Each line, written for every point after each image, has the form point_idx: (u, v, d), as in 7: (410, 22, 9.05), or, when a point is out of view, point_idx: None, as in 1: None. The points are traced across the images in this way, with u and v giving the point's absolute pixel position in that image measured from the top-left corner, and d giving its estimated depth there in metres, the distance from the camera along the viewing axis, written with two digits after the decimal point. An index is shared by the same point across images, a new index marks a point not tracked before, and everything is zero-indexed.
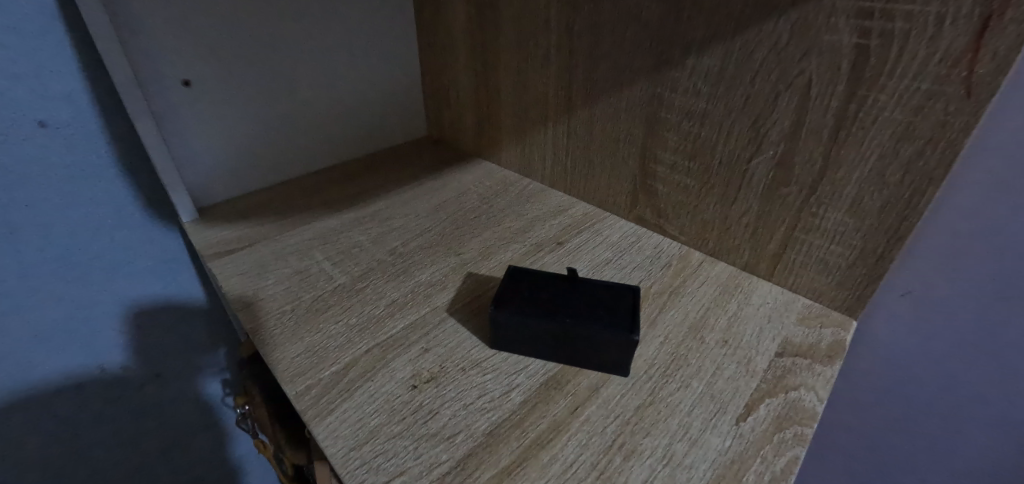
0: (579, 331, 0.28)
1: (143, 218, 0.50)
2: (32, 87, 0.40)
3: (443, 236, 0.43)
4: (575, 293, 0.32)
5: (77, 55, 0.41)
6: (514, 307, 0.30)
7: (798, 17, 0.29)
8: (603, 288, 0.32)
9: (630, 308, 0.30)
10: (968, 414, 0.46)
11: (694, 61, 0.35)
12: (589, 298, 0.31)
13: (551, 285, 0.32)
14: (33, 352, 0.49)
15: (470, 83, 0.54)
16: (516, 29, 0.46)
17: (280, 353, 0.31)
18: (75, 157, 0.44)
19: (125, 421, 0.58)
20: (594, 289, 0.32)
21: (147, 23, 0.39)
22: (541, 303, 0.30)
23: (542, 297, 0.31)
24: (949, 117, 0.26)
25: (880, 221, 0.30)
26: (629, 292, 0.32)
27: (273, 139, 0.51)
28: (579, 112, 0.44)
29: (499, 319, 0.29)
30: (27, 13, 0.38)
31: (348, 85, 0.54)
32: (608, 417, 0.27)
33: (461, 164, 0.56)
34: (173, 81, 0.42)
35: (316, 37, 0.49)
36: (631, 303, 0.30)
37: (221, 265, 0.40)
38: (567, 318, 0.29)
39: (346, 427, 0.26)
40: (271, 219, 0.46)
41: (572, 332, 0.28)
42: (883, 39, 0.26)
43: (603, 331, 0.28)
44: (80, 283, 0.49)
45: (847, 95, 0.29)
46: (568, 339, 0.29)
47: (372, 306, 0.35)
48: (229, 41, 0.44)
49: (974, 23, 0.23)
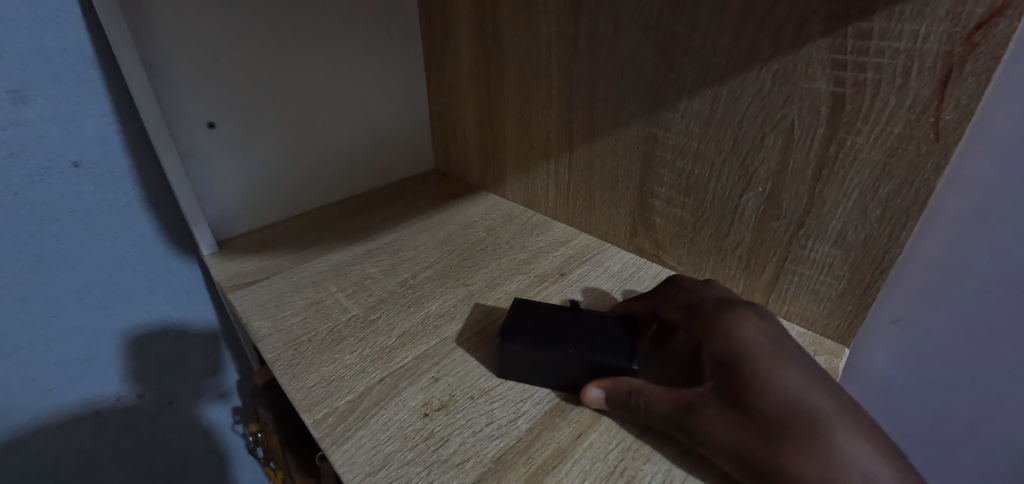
0: (587, 365, 0.30)
1: (163, 250, 0.52)
2: (69, 131, 0.43)
3: (451, 267, 0.45)
4: (577, 323, 0.33)
5: (111, 102, 0.44)
6: (520, 337, 0.32)
7: (779, 67, 0.32)
8: (605, 318, 0.34)
9: (631, 338, 0.32)
10: (957, 431, 0.49)
11: (685, 104, 0.37)
12: (591, 328, 0.33)
13: (554, 314, 0.34)
14: (54, 380, 0.51)
15: (476, 121, 0.57)
16: (519, 73, 0.49)
17: (297, 383, 0.33)
18: (104, 194, 0.47)
19: (136, 449, 0.59)
20: (596, 319, 0.34)
21: (177, 71, 0.42)
22: (545, 332, 0.32)
23: (547, 327, 0.33)
24: (921, 158, 0.28)
25: (864, 253, 0.32)
26: (631, 322, 0.33)
27: (289, 175, 0.54)
28: (579, 149, 0.47)
29: (504, 349, 0.31)
30: (69, 65, 0.41)
31: (360, 124, 0.57)
32: (610, 443, 0.28)
33: (468, 197, 0.59)
34: (199, 123, 0.45)
35: (332, 80, 0.53)
36: (635, 334, 0.32)
37: (239, 297, 0.42)
38: (569, 348, 0.30)
39: (362, 454, 0.28)
40: (287, 252, 0.49)
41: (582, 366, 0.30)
42: (857, 88, 0.29)
43: (610, 365, 0.29)
44: (102, 313, 0.51)
45: (827, 138, 0.31)
46: (576, 373, 0.30)
47: (384, 337, 0.36)
48: (250, 84, 0.47)
49: (938, 74, 0.26)
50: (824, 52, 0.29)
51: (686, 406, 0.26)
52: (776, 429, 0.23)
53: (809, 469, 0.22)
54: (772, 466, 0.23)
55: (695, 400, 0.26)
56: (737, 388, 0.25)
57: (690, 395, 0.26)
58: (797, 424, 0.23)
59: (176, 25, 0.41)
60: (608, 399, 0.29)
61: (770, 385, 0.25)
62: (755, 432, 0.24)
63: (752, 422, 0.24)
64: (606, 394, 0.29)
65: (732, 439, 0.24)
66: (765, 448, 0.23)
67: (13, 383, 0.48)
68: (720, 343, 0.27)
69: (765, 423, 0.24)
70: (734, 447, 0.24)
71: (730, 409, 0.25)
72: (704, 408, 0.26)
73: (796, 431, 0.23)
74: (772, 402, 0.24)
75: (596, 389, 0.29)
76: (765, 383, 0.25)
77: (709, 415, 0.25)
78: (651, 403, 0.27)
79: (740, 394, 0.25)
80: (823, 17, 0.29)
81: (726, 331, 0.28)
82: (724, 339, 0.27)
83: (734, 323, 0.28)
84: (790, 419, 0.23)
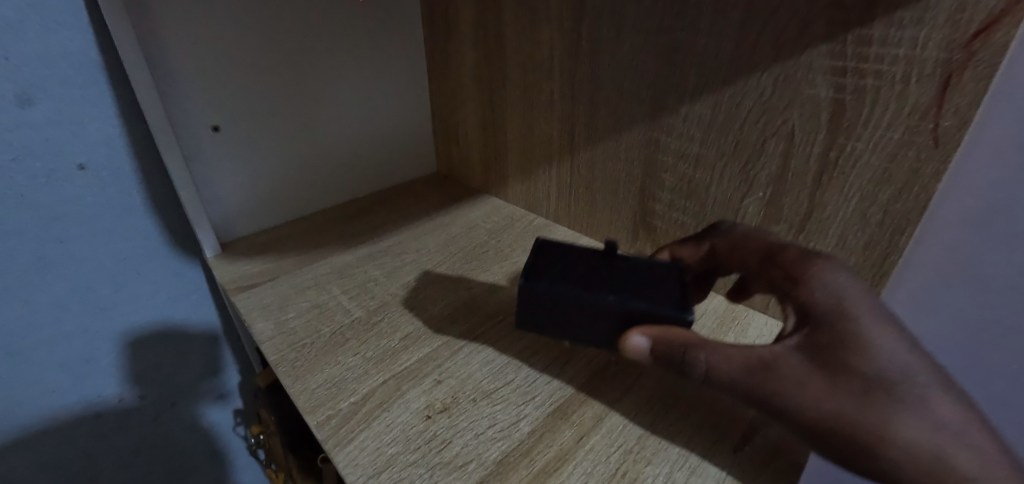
0: (627, 312, 0.29)
1: (167, 252, 0.53)
2: (75, 134, 0.43)
3: (453, 270, 0.45)
4: (615, 269, 0.33)
5: (118, 105, 0.45)
6: (557, 283, 0.31)
7: (779, 73, 0.32)
8: (648, 266, 0.33)
9: (677, 284, 0.31)
10: None
11: (686, 109, 0.38)
12: (631, 275, 0.32)
13: (595, 260, 0.34)
14: (57, 382, 0.51)
15: (478, 125, 0.57)
16: (521, 76, 0.49)
17: (300, 384, 0.33)
18: (109, 196, 0.47)
19: (138, 450, 0.59)
20: (636, 266, 0.33)
21: (182, 75, 0.43)
22: (583, 278, 0.32)
23: (585, 273, 0.32)
24: (921, 163, 0.28)
25: (864, 257, 0.32)
26: (676, 270, 0.32)
27: (293, 177, 0.54)
28: (581, 153, 0.47)
29: (541, 292, 0.31)
30: (75, 69, 0.42)
31: (363, 127, 0.57)
32: (612, 445, 0.28)
33: (469, 200, 0.59)
34: (204, 126, 0.45)
35: (336, 83, 0.53)
36: (681, 283, 0.31)
37: (242, 299, 0.42)
38: (609, 294, 0.30)
39: (365, 456, 0.28)
40: (290, 254, 0.49)
41: (621, 312, 0.30)
42: (856, 94, 0.29)
43: (652, 313, 0.29)
44: (105, 314, 0.51)
45: (828, 143, 0.31)
46: (616, 319, 0.30)
47: (387, 339, 0.37)
48: (255, 87, 0.47)
49: (937, 81, 0.26)
50: (825, 58, 0.30)
51: (765, 366, 0.24)
52: (875, 394, 0.22)
53: (904, 440, 0.22)
54: (864, 431, 0.22)
55: (772, 356, 0.25)
56: (830, 350, 0.24)
57: (771, 355, 0.25)
58: (897, 390, 0.22)
59: (181, 30, 0.41)
60: (657, 351, 0.27)
61: (867, 342, 0.23)
62: (850, 396, 0.22)
63: (847, 386, 0.23)
64: (653, 344, 0.27)
65: (820, 401, 0.23)
66: (860, 413, 0.22)
67: (17, 384, 0.48)
68: (811, 293, 0.26)
69: (864, 387, 0.22)
70: (821, 412, 0.23)
71: (820, 369, 0.23)
72: (788, 365, 0.24)
73: (894, 398, 0.22)
74: (871, 365, 0.23)
75: (640, 336, 0.28)
76: (862, 345, 0.23)
77: (794, 376, 0.24)
78: (723, 363, 0.25)
79: (833, 354, 0.24)
80: (824, 24, 0.29)
81: (814, 278, 0.27)
82: (813, 286, 0.27)
83: (823, 272, 0.27)
84: (890, 385, 0.22)
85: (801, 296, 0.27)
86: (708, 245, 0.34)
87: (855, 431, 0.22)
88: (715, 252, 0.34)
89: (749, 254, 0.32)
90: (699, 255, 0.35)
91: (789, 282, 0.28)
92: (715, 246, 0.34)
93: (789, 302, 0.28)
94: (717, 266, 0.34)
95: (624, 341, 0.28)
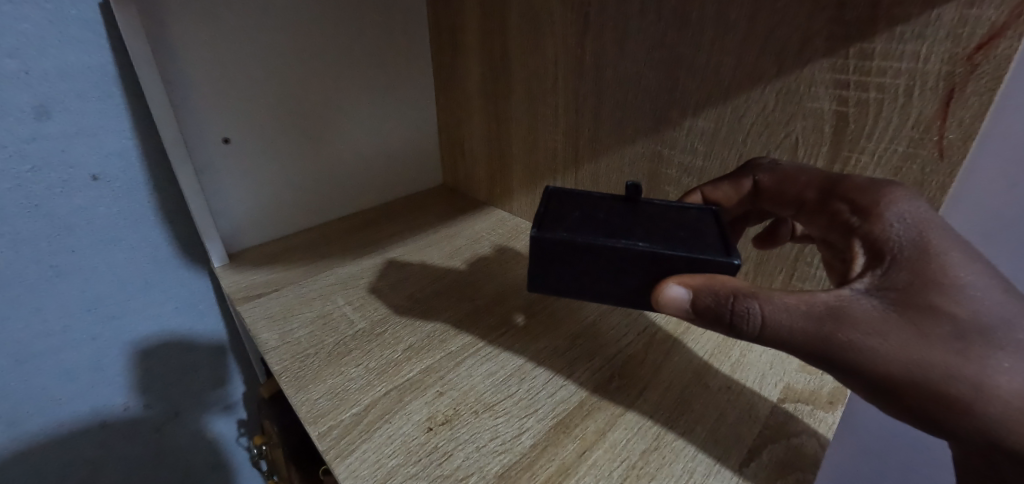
0: (668, 259, 0.27)
1: (174, 262, 0.53)
2: (90, 145, 0.44)
3: (457, 282, 0.45)
4: (641, 217, 0.31)
5: (131, 117, 0.46)
6: (582, 230, 0.29)
7: (781, 86, 0.32)
8: (679, 212, 0.32)
9: (713, 232, 0.29)
10: None
11: (690, 122, 0.38)
12: (662, 223, 0.30)
13: (617, 211, 0.32)
14: (65, 391, 0.51)
15: (483, 137, 0.58)
16: (526, 90, 0.50)
17: (304, 395, 0.33)
18: (120, 206, 0.48)
19: (140, 462, 0.59)
20: (666, 213, 0.31)
21: (194, 88, 0.43)
22: (608, 226, 0.30)
23: (610, 222, 0.30)
24: (926, 176, 0.28)
25: None
26: (710, 215, 0.31)
27: (300, 188, 0.54)
28: (585, 166, 0.48)
29: (564, 242, 0.28)
30: (91, 82, 0.43)
31: (370, 139, 0.58)
32: (615, 460, 0.28)
33: (474, 211, 0.60)
34: (214, 137, 0.46)
35: (344, 94, 0.54)
36: (717, 228, 0.30)
37: (248, 308, 0.42)
38: (640, 241, 0.28)
39: (366, 467, 0.28)
40: (298, 265, 0.49)
41: (660, 260, 0.27)
42: (859, 107, 0.30)
43: (696, 256, 0.27)
44: (114, 323, 0.52)
45: (832, 156, 0.32)
46: (650, 267, 0.28)
47: (390, 350, 0.37)
48: (264, 98, 0.48)
49: (940, 94, 0.27)
50: (827, 72, 0.30)
51: (836, 316, 0.23)
52: (965, 339, 0.22)
53: (991, 400, 0.22)
54: (959, 380, 0.22)
55: (845, 302, 0.23)
56: (913, 291, 0.23)
57: (840, 302, 0.23)
58: (984, 329, 0.22)
59: (194, 45, 0.42)
60: (699, 304, 0.25)
61: (950, 285, 0.23)
62: (940, 344, 0.22)
63: (934, 333, 0.22)
64: (695, 296, 0.25)
65: (906, 354, 0.22)
66: (948, 362, 0.22)
67: (23, 392, 0.49)
68: (885, 227, 0.26)
69: (953, 332, 0.22)
70: (907, 364, 0.22)
71: (903, 315, 0.23)
72: (864, 314, 0.23)
73: (986, 340, 0.22)
74: (958, 306, 0.23)
75: (679, 287, 0.26)
76: (947, 283, 0.23)
77: (872, 326, 0.23)
78: (783, 315, 0.23)
79: (916, 297, 0.23)
80: (825, 39, 0.30)
81: (886, 210, 0.26)
82: (885, 219, 0.26)
83: (894, 202, 0.26)
84: (979, 328, 0.22)
85: (873, 230, 0.26)
86: (750, 181, 0.34)
87: (947, 381, 0.22)
88: (757, 187, 0.33)
89: (802, 188, 0.31)
90: (740, 193, 0.34)
91: (857, 214, 0.27)
92: (758, 182, 0.33)
93: (857, 235, 0.27)
94: (758, 202, 0.34)
95: (660, 292, 0.26)
